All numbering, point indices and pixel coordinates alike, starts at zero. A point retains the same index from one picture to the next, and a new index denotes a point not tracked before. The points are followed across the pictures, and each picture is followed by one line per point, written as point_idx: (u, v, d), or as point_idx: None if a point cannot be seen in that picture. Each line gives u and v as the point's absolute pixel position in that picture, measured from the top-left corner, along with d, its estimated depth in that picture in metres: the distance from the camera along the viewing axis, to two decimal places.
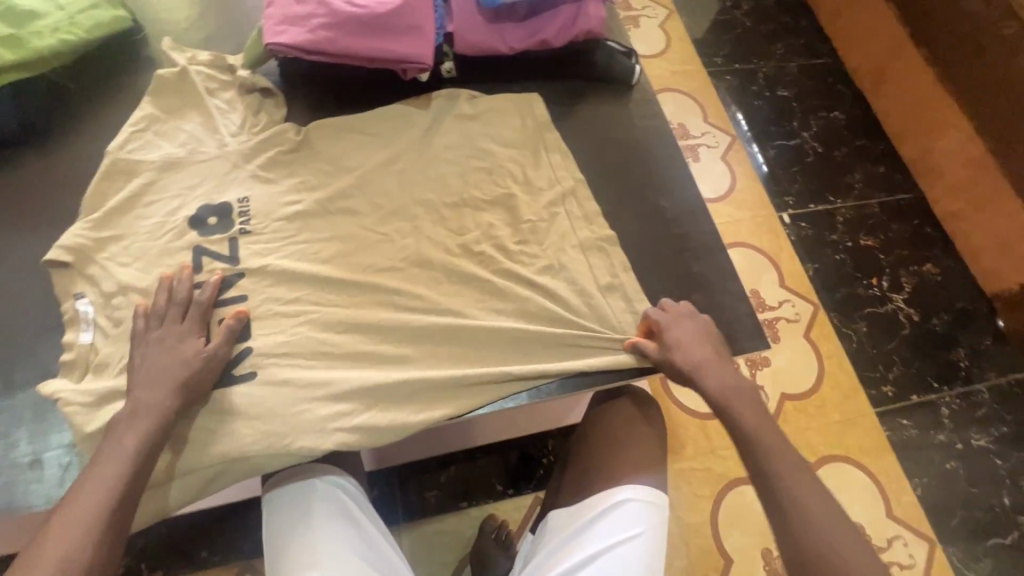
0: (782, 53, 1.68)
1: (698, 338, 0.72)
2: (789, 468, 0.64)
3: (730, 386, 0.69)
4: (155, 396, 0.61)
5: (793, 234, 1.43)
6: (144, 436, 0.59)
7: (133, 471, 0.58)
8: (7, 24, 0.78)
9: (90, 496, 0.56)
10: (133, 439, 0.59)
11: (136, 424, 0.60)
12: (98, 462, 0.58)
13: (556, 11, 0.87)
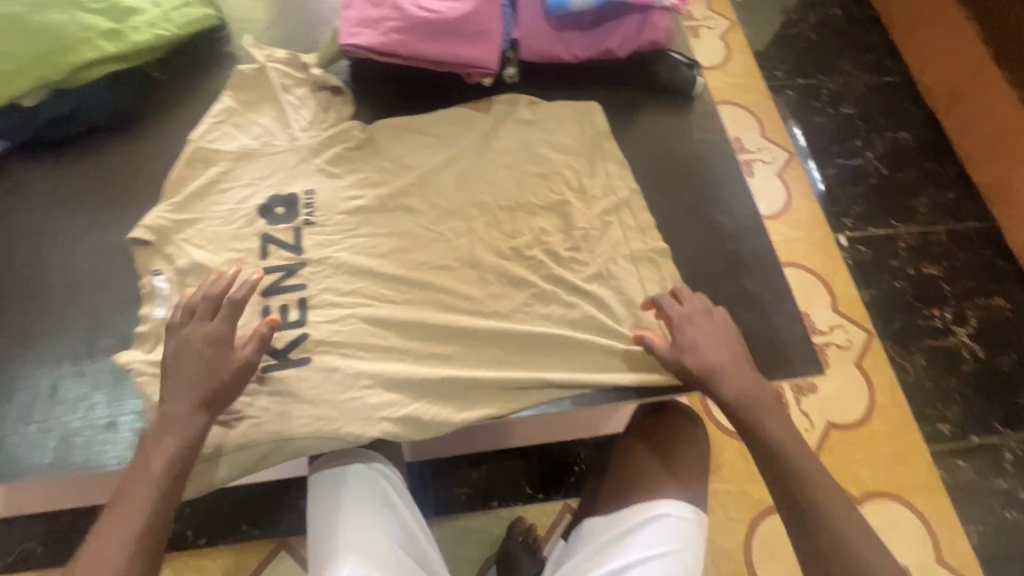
0: (848, 70, 1.62)
1: (712, 339, 0.69)
2: (825, 494, 0.62)
3: (746, 393, 0.67)
4: (186, 409, 0.61)
5: (849, 257, 1.38)
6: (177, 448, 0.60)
7: (169, 483, 0.59)
8: (112, 20, 0.83)
9: (131, 509, 0.57)
10: (167, 451, 0.60)
11: (169, 437, 0.60)
12: (137, 472, 0.59)
13: (622, 21, 0.87)
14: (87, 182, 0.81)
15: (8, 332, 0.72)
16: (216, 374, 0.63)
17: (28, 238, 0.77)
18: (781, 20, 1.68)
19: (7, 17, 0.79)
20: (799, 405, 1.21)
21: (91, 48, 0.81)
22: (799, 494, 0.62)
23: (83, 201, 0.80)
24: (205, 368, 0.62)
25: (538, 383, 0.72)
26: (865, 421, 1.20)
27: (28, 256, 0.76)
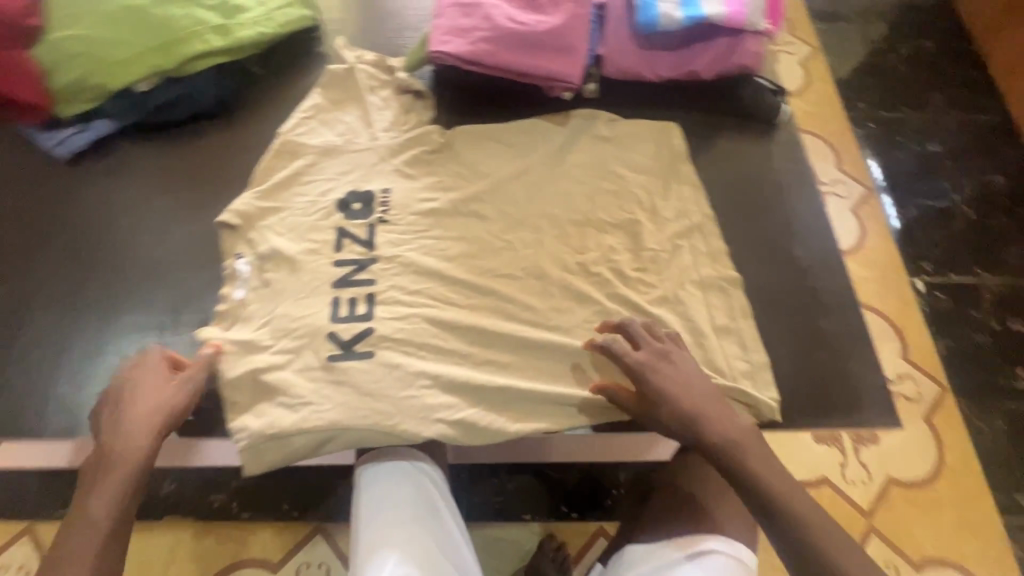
0: (939, 106, 1.53)
1: (680, 381, 0.67)
2: (824, 535, 0.59)
3: (725, 432, 0.64)
4: (136, 437, 0.63)
5: (927, 304, 1.29)
6: (131, 473, 0.62)
7: (123, 509, 0.60)
8: (222, 16, 0.89)
9: (90, 542, 0.58)
10: (118, 481, 0.61)
11: (116, 465, 0.62)
12: (91, 503, 0.60)
13: (711, 44, 0.86)
14: (184, 166, 0.86)
15: (101, 300, 0.76)
16: (155, 402, 0.65)
17: (127, 214, 0.82)
18: (868, 50, 1.61)
19: (132, 6, 0.84)
20: (859, 456, 1.13)
21: (201, 41, 0.86)
22: (806, 552, 0.59)
23: (179, 183, 0.85)
24: (143, 400, 0.65)
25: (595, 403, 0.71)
26: (932, 480, 1.11)
27: (125, 231, 0.81)
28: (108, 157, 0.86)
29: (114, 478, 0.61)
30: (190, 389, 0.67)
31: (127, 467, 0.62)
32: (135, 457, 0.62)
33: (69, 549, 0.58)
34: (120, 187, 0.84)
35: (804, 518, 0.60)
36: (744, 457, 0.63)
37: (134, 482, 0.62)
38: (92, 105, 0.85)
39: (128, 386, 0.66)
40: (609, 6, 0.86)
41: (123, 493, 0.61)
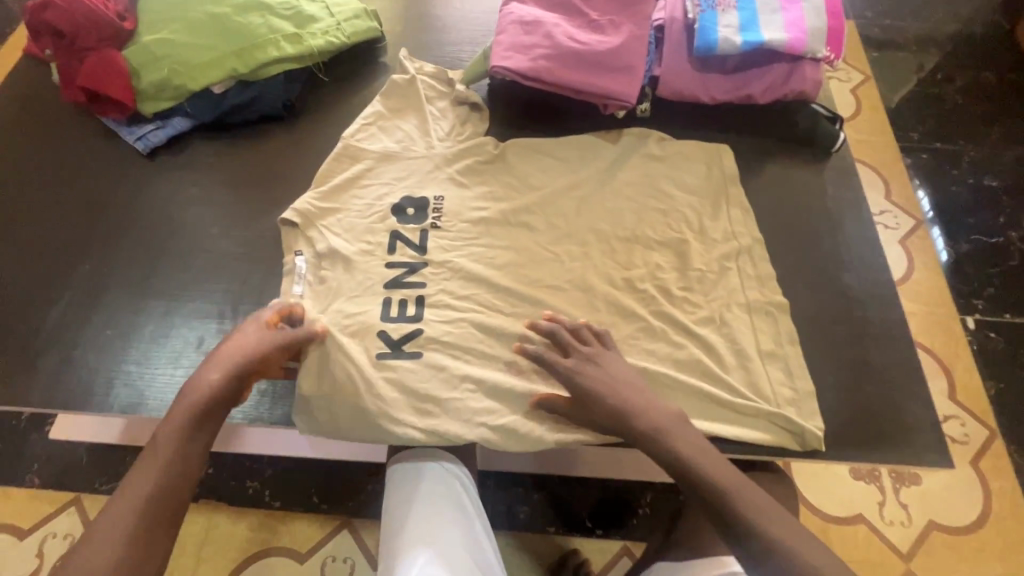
0: (998, 139, 1.49)
1: (618, 377, 0.68)
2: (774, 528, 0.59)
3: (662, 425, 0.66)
4: (212, 364, 0.66)
5: (977, 343, 1.24)
6: (196, 405, 0.63)
7: (188, 439, 0.62)
8: (295, 25, 0.94)
9: (153, 464, 0.59)
10: (184, 410, 0.63)
11: (188, 395, 0.64)
12: (160, 428, 0.62)
13: (769, 69, 0.86)
14: (252, 165, 0.91)
15: (169, 286, 0.81)
16: (255, 346, 0.68)
17: (197, 207, 0.87)
18: (923, 79, 1.57)
19: (215, 14, 0.90)
20: (898, 495, 1.09)
21: (275, 48, 0.91)
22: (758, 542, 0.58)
23: (246, 181, 0.90)
24: (248, 343, 0.68)
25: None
26: (976, 527, 1.06)
27: (195, 223, 0.86)
28: (183, 154, 0.91)
29: (182, 408, 0.63)
30: (284, 345, 0.70)
31: (194, 398, 0.63)
32: (203, 389, 0.64)
33: (137, 472, 0.59)
34: (192, 182, 0.89)
35: (750, 509, 0.60)
36: (674, 448, 0.64)
37: (200, 414, 0.63)
38: (172, 104, 0.91)
39: (246, 326, 0.70)
40: (668, 27, 0.87)
41: (185, 421, 0.62)
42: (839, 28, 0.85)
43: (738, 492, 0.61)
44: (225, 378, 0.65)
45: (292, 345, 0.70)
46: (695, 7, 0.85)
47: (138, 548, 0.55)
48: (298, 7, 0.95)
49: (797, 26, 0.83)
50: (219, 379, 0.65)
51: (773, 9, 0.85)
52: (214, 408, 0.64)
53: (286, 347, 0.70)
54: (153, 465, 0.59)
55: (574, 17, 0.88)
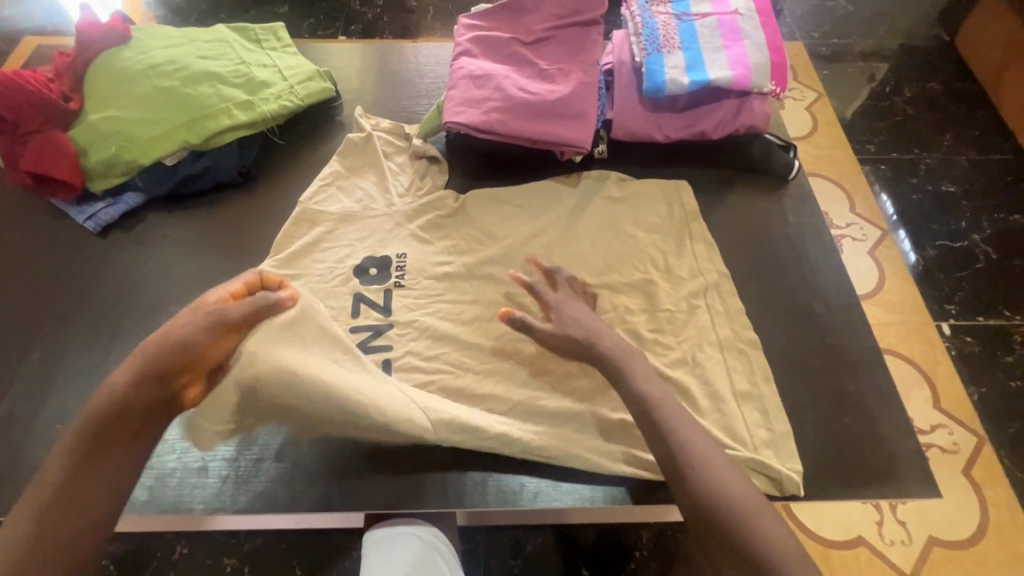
0: (951, 145, 1.53)
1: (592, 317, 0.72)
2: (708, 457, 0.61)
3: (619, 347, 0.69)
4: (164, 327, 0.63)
5: (954, 348, 1.25)
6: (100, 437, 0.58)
7: (79, 469, 0.57)
8: (246, 92, 0.93)
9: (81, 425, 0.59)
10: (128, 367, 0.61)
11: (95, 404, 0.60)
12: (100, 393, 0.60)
13: (719, 105, 0.88)
14: (209, 234, 0.89)
15: None
16: (180, 335, 0.61)
17: (151, 283, 0.85)
18: (873, 93, 1.63)
19: (164, 87, 0.90)
20: (895, 512, 1.07)
21: (226, 117, 0.90)
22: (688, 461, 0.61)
23: (202, 251, 0.87)
24: (175, 330, 0.61)
25: (603, 463, 0.69)
26: (976, 540, 1.04)
27: (149, 300, 0.83)
28: (135, 229, 0.89)
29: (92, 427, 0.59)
30: (210, 321, 0.61)
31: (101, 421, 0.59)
32: (113, 390, 0.60)
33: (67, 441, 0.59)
34: (146, 256, 0.87)
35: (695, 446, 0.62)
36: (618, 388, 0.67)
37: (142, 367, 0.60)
38: (122, 179, 0.89)
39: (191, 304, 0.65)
40: (616, 71, 0.89)
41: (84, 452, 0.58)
42: (782, 62, 0.87)
43: (682, 425, 0.63)
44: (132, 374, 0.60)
45: (226, 311, 0.62)
46: (641, 50, 0.87)
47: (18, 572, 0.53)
48: (248, 74, 0.95)
49: (740, 63, 0.85)
50: (129, 382, 0.60)
51: (716, 48, 0.87)
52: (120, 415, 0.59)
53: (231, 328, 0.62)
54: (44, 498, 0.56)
55: (524, 68, 0.89)
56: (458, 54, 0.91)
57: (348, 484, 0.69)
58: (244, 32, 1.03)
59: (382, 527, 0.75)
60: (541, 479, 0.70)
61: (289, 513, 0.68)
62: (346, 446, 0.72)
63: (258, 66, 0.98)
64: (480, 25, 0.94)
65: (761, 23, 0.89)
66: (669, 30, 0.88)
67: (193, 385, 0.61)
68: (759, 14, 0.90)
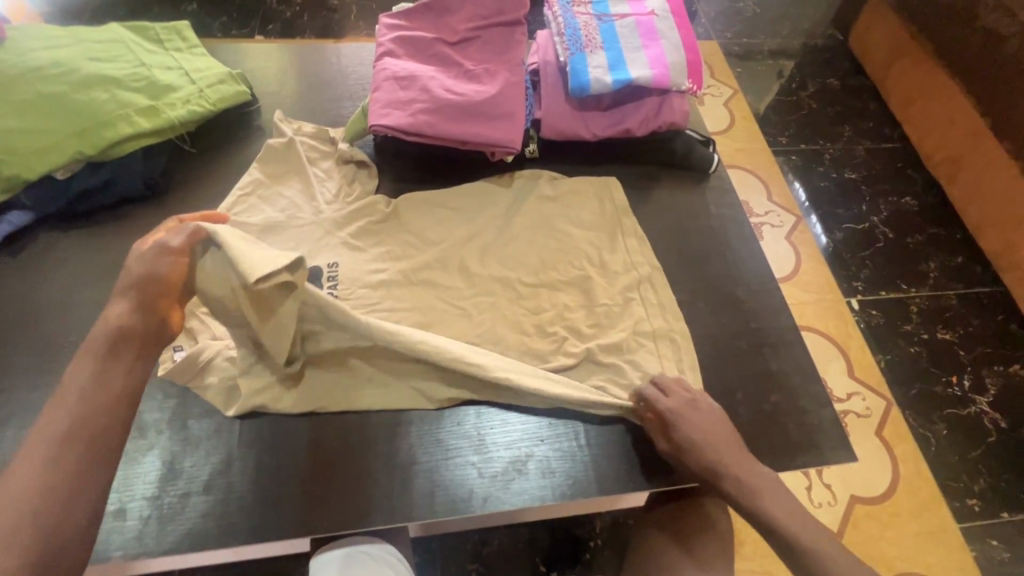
0: (849, 136, 1.68)
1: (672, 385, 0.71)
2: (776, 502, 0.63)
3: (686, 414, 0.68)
4: (122, 283, 0.60)
5: (862, 321, 1.37)
6: (75, 412, 0.53)
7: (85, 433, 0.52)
8: (150, 98, 0.86)
9: (62, 404, 0.53)
10: (121, 305, 0.59)
11: (79, 370, 0.56)
12: (76, 369, 0.56)
13: (641, 103, 0.91)
14: (116, 253, 0.81)
15: (19, 410, 0.69)
16: (146, 265, 0.60)
17: (48, 310, 0.76)
18: (781, 89, 1.75)
19: (49, 93, 0.81)
20: (822, 477, 1.16)
21: (127, 124, 0.82)
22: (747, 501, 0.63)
23: (109, 270, 0.80)
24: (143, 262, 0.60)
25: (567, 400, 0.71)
26: (890, 493, 1.15)
27: (46, 330, 0.75)
28: (26, 252, 0.81)
29: (63, 404, 0.53)
30: (173, 249, 0.61)
31: (71, 406, 0.53)
32: (112, 324, 0.58)
33: (45, 419, 0.53)
34: (40, 280, 0.78)
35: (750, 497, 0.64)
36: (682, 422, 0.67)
37: (140, 305, 0.59)
38: (4, 197, 0.80)
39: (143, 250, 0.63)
40: (542, 71, 0.91)
41: (55, 446, 0.51)
42: (697, 61, 0.91)
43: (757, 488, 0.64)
44: (131, 309, 0.59)
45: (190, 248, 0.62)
46: (565, 50, 0.88)
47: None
48: (150, 77, 0.87)
49: (659, 63, 0.88)
50: (131, 316, 0.59)
51: (636, 48, 0.89)
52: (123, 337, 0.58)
53: (180, 253, 0.61)
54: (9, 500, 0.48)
55: (449, 68, 0.88)
56: (381, 54, 0.89)
57: (288, 509, 0.66)
58: (143, 31, 0.94)
59: (333, 552, 0.72)
60: (490, 483, 0.69)
61: (224, 547, 0.64)
62: (285, 470, 0.68)
63: (162, 68, 0.90)
64: (403, 25, 0.92)
65: (676, 24, 0.93)
66: (591, 30, 0.90)
67: (178, 308, 0.63)
68: (673, 15, 0.94)
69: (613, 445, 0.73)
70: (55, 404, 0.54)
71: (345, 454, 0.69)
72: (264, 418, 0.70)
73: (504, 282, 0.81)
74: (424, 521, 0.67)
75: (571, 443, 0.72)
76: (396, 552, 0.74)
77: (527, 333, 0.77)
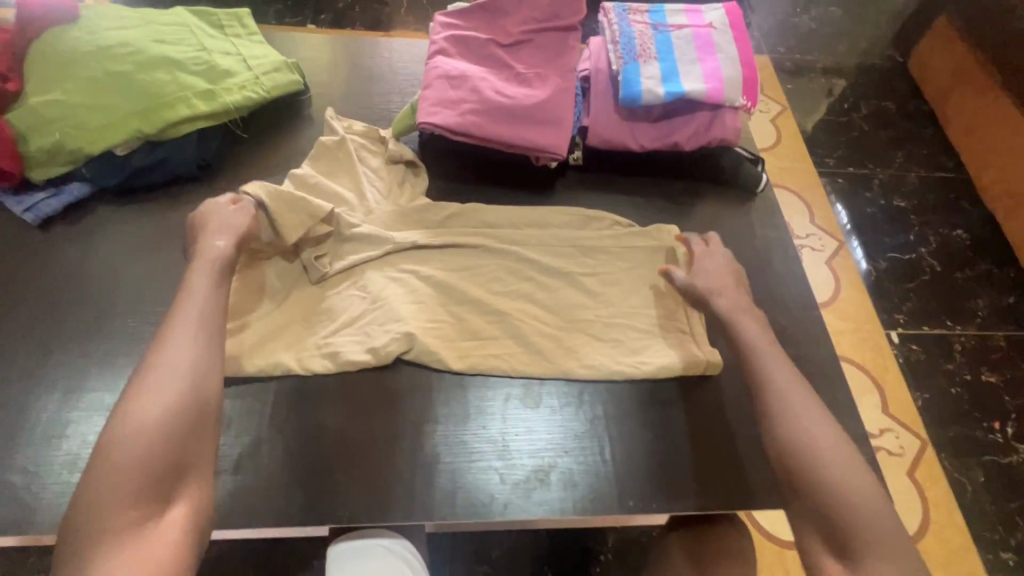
0: (901, 162, 1.61)
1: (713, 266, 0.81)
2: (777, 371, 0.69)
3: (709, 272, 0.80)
4: (214, 235, 0.71)
5: (901, 356, 1.31)
6: (179, 371, 0.59)
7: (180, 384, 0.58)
8: (208, 82, 0.88)
9: (189, 336, 0.61)
10: (211, 264, 0.68)
11: (186, 307, 0.64)
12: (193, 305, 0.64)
13: (693, 116, 0.89)
14: (162, 230, 0.84)
15: (65, 373, 0.72)
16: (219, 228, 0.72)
17: (98, 280, 0.79)
18: (832, 108, 1.69)
19: (114, 71, 0.84)
20: None
21: (186, 106, 0.85)
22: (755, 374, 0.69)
23: (157, 247, 0.82)
24: (216, 215, 0.73)
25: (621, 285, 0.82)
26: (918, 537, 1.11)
27: (95, 300, 0.78)
28: (82, 222, 0.84)
29: (179, 333, 0.61)
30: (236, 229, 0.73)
31: (187, 354, 0.60)
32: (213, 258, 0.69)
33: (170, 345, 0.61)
34: (94, 251, 0.81)
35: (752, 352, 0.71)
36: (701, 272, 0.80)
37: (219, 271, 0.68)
38: (68, 168, 0.83)
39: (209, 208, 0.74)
40: (593, 78, 0.89)
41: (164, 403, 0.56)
42: (754, 77, 0.88)
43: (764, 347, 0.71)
44: (211, 278, 0.67)
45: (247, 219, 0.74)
46: (618, 59, 0.87)
47: (137, 490, 0.52)
48: (210, 62, 0.89)
49: (715, 77, 0.87)
50: (211, 284, 0.67)
51: (691, 60, 0.88)
52: (232, 267, 0.70)
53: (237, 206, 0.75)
54: (154, 429, 0.55)
55: (500, 70, 0.88)
56: (434, 52, 0.89)
57: (312, 498, 0.67)
58: (206, 16, 0.97)
59: (350, 540, 0.73)
60: (512, 491, 0.69)
61: (249, 528, 0.65)
62: (314, 454, 0.69)
63: (221, 53, 0.93)
64: (457, 24, 0.92)
65: (734, 38, 0.91)
66: (645, 39, 0.89)
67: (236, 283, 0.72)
68: (732, 29, 0.92)
69: (639, 466, 0.72)
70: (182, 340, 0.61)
71: (370, 447, 0.70)
72: (293, 404, 0.71)
73: (541, 290, 0.80)
74: (442, 521, 0.67)
75: (598, 458, 0.71)
76: (412, 550, 0.74)
77: (560, 341, 0.77)
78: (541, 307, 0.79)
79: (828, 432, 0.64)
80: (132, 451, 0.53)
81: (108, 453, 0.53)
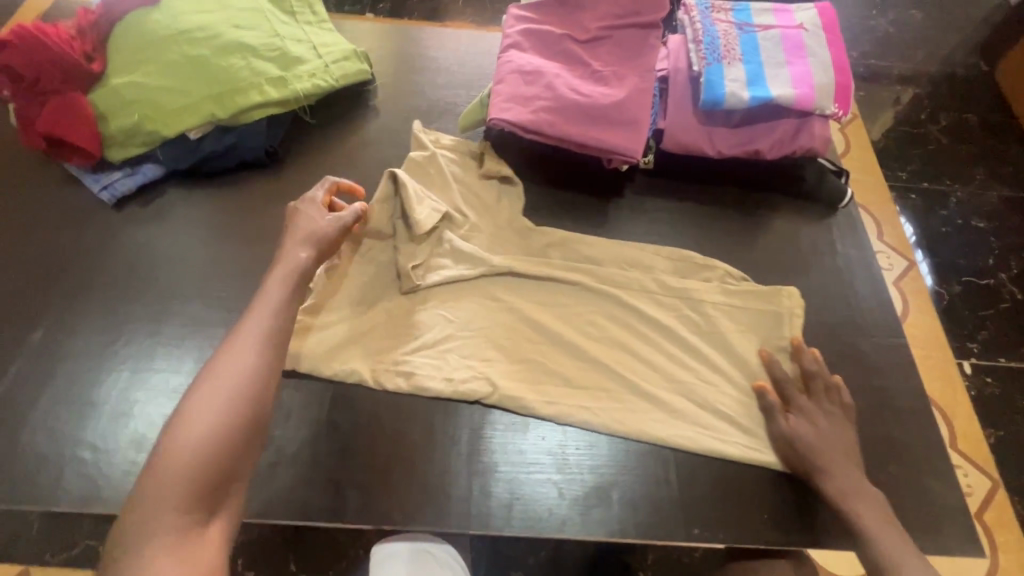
0: (983, 179, 1.50)
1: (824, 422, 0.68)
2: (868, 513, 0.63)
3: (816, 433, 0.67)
4: (297, 242, 0.69)
5: (974, 389, 1.22)
6: (241, 377, 0.57)
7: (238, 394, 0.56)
8: (280, 69, 0.88)
9: (253, 342, 0.59)
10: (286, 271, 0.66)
11: (259, 309, 0.62)
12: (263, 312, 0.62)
13: (777, 123, 0.84)
14: (227, 214, 0.84)
15: (132, 352, 0.73)
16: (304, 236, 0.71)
17: (166, 262, 0.80)
18: (909, 119, 1.58)
19: (191, 55, 0.84)
20: None
21: (257, 92, 0.85)
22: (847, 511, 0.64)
23: (224, 231, 0.83)
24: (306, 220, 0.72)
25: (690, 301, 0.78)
26: None
27: (161, 279, 0.79)
28: (153, 202, 0.85)
29: (247, 337, 0.60)
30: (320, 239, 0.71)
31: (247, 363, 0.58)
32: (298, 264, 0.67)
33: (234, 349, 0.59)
34: (162, 231, 0.82)
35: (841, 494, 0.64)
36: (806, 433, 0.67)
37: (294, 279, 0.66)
38: (143, 149, 0.84)
39: (298, 211, 0.73)
40: (671, 78, 0.85)
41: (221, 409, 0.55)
42: (847, 84, 0.82)
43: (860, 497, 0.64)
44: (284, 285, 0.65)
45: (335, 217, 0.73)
46: (700, 59, 0.82)
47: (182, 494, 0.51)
48: (282, 49, 0.89)
49: (804, 82, 0.81)
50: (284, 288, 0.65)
51: (779, 63, 0.83)
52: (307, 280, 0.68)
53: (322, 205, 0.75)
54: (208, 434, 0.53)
55: (575, 66, 0.85)
56: (506, 46, 0.86)
57: (366, 495, 0.66)
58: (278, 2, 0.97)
59: (394, 539, 0.72)
60: (570, 507, 0.66)
61: (304, 521, 0.64)
62: (371, 450, 0.68)
63: (292, 40, 0.92)
64: (531, 17, 0.89)
65: (826, 41, 0.85)
66: (730, 39, 0.84)
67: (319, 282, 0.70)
68: (824, 31, 0.86)
69: (703, 490, 0.68)
70: (249, 344, 0.59)
71: (425, 448, 0.68)
72: (348, 398, 0.71)
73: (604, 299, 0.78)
74: (496, 532, 0.65)
75: (660, 480, 0.68)
76: (452, 554, 0.73)
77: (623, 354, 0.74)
78: (603, 317, 0.77)
79: (870, 502, 0.64)
80: (183, 453, 0.52)
81: (163, 448, 0.52)
